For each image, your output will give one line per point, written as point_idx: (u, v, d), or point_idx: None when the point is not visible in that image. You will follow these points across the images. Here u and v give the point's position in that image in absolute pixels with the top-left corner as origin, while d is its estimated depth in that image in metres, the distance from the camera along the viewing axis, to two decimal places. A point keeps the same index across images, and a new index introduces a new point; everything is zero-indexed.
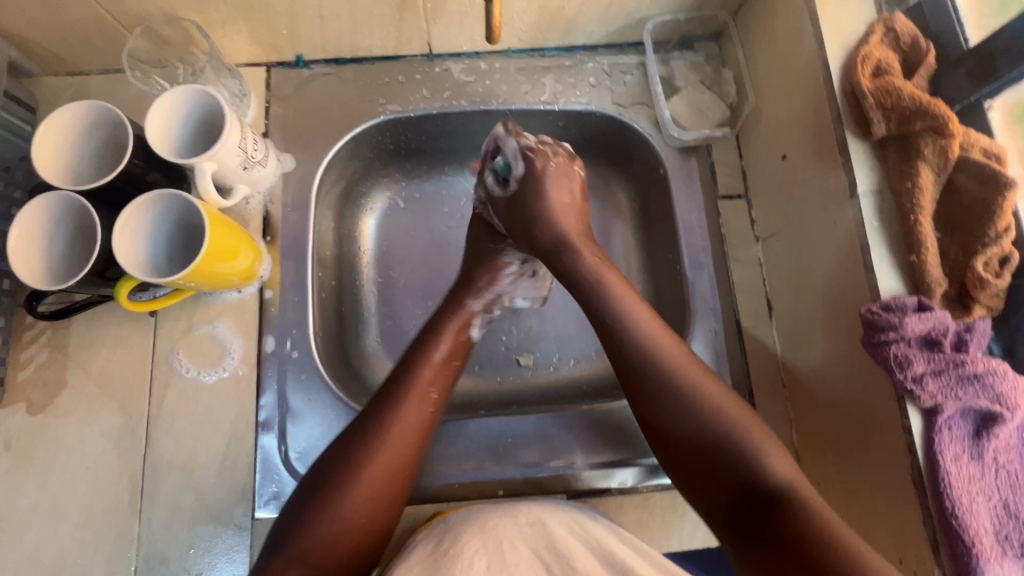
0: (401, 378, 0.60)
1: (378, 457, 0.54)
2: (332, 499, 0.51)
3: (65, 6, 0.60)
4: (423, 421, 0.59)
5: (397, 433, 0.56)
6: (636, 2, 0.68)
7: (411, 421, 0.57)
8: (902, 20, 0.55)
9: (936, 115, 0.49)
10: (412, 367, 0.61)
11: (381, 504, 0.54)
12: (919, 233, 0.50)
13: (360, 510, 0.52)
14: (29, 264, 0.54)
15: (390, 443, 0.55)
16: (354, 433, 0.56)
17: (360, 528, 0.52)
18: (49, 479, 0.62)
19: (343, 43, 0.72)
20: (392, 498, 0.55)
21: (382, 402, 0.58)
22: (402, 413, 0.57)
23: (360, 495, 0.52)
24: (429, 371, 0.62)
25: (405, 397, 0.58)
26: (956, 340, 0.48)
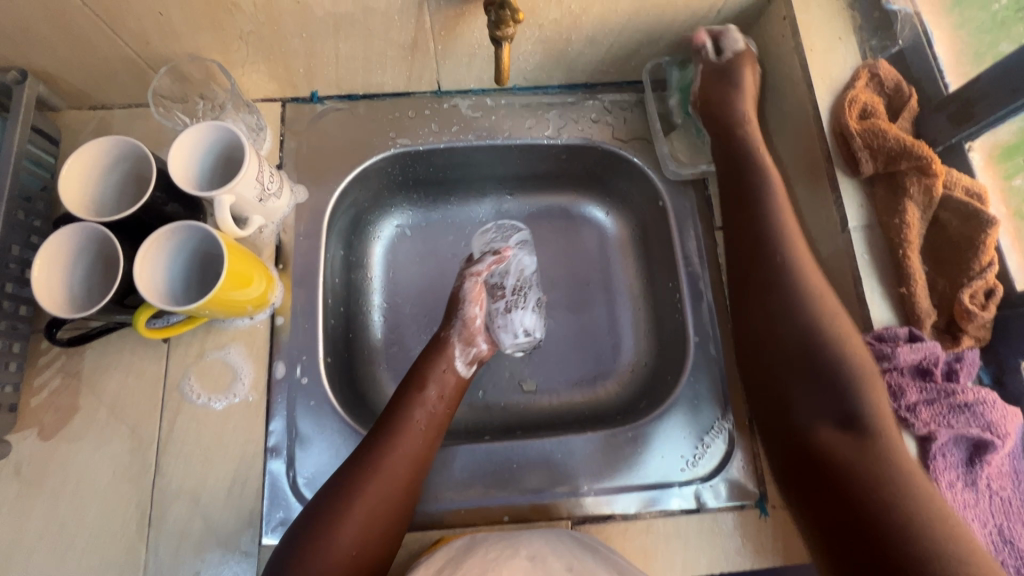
0: (396, 417, 0.63)
1: (369, 496, 0.57)
2: (324, 536, 0.55)
3: (95, 46, 0.63)
4: (412, 459, 0.61)
5: (385, 473, 0.59)
6: (635, 44, 0.72)
7: (400, 459, 0.60)
8: (886, 67, 0.59)
9: (920, 156, 0.53)
10: (405, 408, 0.64)
11: (370, 540, 0.56)
12: (907, 266, 0.53)
13: (350, 547, 0.55)
14: (53, 293, 0.55)
15: (381, 481, 0.58)
16: (348, 472, 0.59)
17: (349, 565, 0.55)
18: (58, 505, 0.62)
19: (356, 81, 0.75)
20: (381, 534, 0.57)
21: (375, 441, 0.61)
22: (394, 451, 0.60)
23: (352, 533, 0.55)
24: (420, 411, 0.64)
25: (397, 438, 0.61)
26: (947, 369, 0.51)
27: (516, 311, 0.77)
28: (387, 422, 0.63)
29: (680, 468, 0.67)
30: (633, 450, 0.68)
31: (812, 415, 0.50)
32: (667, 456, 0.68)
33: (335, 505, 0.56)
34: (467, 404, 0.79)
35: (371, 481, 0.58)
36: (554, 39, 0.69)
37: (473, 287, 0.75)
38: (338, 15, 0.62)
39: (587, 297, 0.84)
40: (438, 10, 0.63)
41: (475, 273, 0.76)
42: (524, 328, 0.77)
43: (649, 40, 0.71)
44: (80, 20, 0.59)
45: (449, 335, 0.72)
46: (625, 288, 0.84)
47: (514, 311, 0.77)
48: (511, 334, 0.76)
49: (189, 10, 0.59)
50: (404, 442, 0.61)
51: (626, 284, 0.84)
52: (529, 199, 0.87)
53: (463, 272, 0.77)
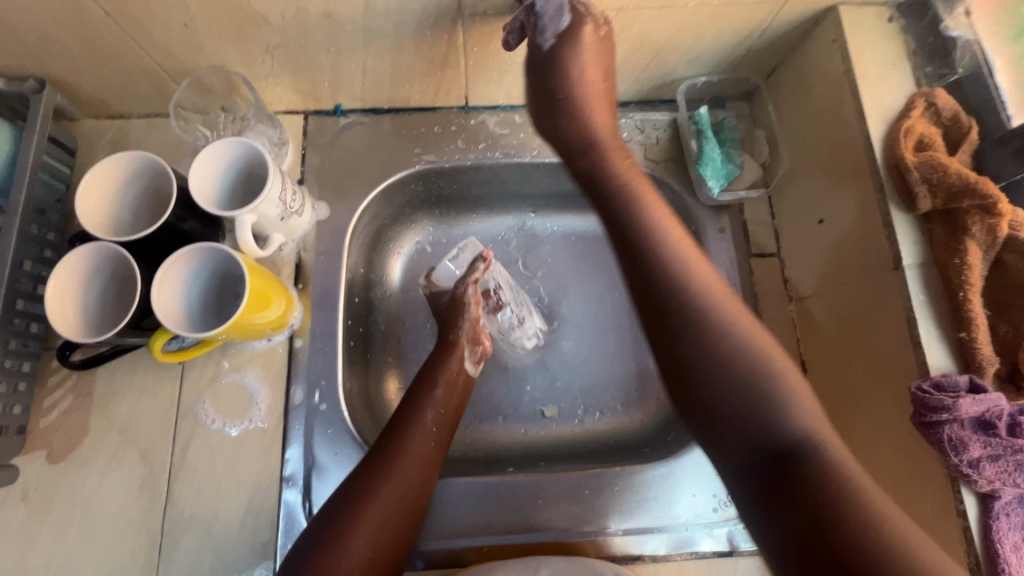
0: (406, 419, 0.60)
1: (382, 496, 0.54)
2: (339, 539, 0.51)
3: (116, 56, 0.61)
4: (425, 460, 0.59)
5: (401, 471, 0.56)
6: (672, 64, 0.69)
7: (414, 459, 0.57)
8: (944, 95, 0.57)
9: (985, 194, 0.49)
10: (416, 408, 0.62)
11: (384, 544, 0.53)
12: (969, 310, 0.50)
13: (367, 549, 0.51)
14: (68, 315, 0.53)
15: (396, 481, 0.55)
16: (360, 475, 0.55)
17: (364, 570, 0.51)
18: (65, 533, 0.60)
19: (382, 95, 0.73)
20: (394, 537, 0.54)
21: (386, 442, 0.58)
22: (405, 450, 0.57)
23: (369, 534, 0.52)
24: (431, 411, 0.62)
25: (410, 437, 0.59)
26: (1010, 422, 0.47)
27: (527, 320, 0.78)
28: (398, 422, 0.60)
29: (713, 508, 0.65)
30: (661, 488, 0.65)
31: (750, 454, 0.46)
32: (698, 494, 0.65)
33: (350, 505, 0.53)
34: (487, 429, 0.76)
35: (386, 482, 0.55)
36: None
37: (473, 295, 0.71)
38: (368, 28, 0.59)
39: (611, 321, 0.82)
40: (472, 25, 0.60)
41: (472, 281, 0.72)
42: (537, 329, 0.80)
43: (687, 60, 0.68)
44: (101, 31, 0.57)
45: (455, 336, 0.69)
46: None
47: (526, 321, 0.78)
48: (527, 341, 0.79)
49: (216, 22, 0.57)
50: (415, 443, 0.58)
51: None
52: (553, 217, 0.85)
53: (460, 282, 0.72)
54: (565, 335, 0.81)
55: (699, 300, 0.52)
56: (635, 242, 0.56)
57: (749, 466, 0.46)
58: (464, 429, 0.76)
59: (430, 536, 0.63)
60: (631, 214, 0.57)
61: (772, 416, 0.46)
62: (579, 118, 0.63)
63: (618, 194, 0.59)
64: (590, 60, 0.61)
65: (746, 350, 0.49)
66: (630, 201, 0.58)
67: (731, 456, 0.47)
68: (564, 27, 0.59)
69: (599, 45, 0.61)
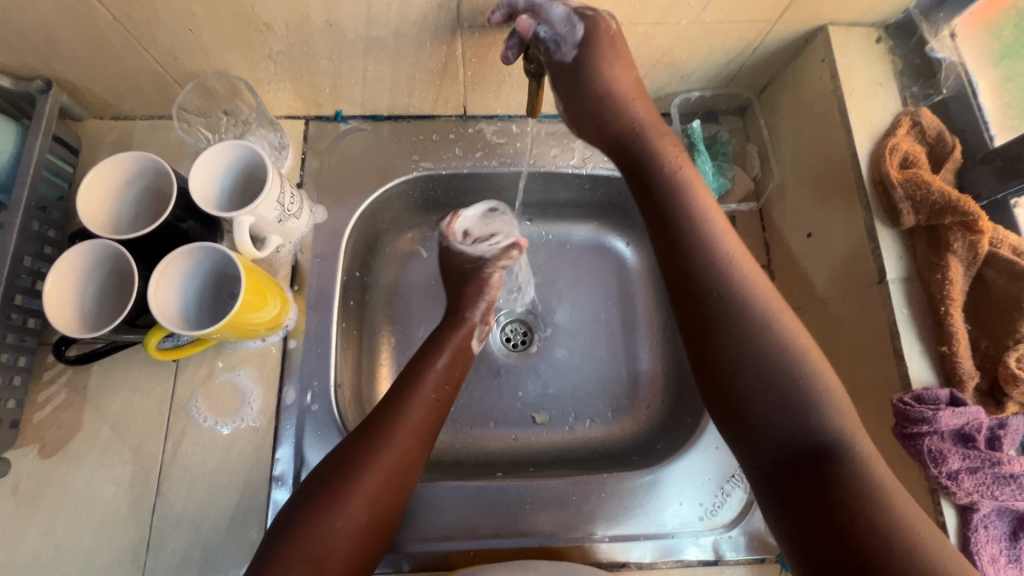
0: (408, 385, 0.61)
1: (378, 462, 0.55)
2: (335, 503, 0.52)
3: (123, 58, 0.62)
4: (426, 424, 0.60)
5: (402, 434, 0.57)
6: (667, 78, 0.70)
7: (415, 422, 0.59)
8: (929, 115, 0.58)
9: (965, 212, 0.50)
10: (419, 374, 0.63)
11: (379, 509, 0.54)
12: (950, 324, 0.51)
13: (362, 513, 0.53)
14: (65, 311, 0.54)
15: (393, 448, 0.56)
16: (356, 440, 0.56)
17: (359, 533, 0.52)
18: (54, 528, 0.60)
19: (382, 103, 0.74)
20: (389, 503, 0.55)
21: (384, 409, 0.59)
22: (402, 419, 0.58)
23: (368, 495, 0.54)
24: (434, 377, 0.63)
25: (411, 402, 0.60)
26: (989, 435, 0.49)
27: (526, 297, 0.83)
28: (401, 385, 0.62)
29: (699, 517, 0.65)
30: (648, 496, 0.66)
31: (777, 451, 0.47)
32: (684, 503, 0.66)
33: (351, 464, 0.54)
34: (478, 434, 0.77)
35: (383, 448, 0.56)
36: None
37: (498, 279, 0.75)
38: (369, 38, 0.61)
39: (604, 328, 0.82)
40: (471, 36, 0.62)
41: (501, 266, 0.75)
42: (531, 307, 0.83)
43: (681, 75, 0.69)
44: (109, 33, 0.58)
45: (468, 315, 0.71)
46: (645, 321, 0.83)
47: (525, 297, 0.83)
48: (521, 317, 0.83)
49: (222, 28, 0.58)
50: (412, 411, 0.59)
51: (645, 317, 0.83)
52: (547, 225, 0.86)
53: (490, 261, 0.75)
54: (558, 340, 0.82)
55: (742, 300, 0.51)
56: (677, 240, 0.55)
57: (775, 464, 0.47)
58: (454, 432, 0.76)
59: (416, 538, 0.63)
60: (674, 211, 0.56)
61: (802, 416, 0.47)
62: (616, 111, 0.60)
63: (664, 188, 0.57)
64: (622, 54, 0.59)
65: (783, 347, 0.49)
66: (675, 195, 0.56)
67: (758, 454, 0.48)
68: (578, 36, 0.57)
69: (619, 40, 0.59)
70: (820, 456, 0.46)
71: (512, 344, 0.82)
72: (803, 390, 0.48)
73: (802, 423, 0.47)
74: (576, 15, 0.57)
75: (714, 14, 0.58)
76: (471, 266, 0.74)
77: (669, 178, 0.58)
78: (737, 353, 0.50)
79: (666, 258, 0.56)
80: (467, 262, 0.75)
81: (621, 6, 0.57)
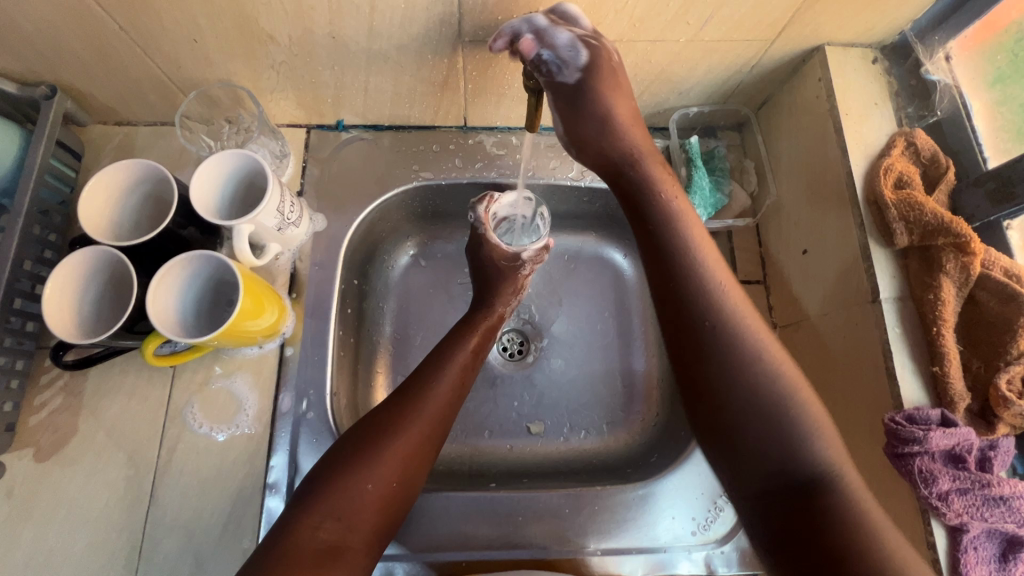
0: (439, 360, 0.63)
1: (410, 428, 0.56)
2: (367, 465, 0.53)
3: (127, 66, 0.63)
4: (454, 396, 0.62)
5: (433, 404, 0.59)
6: (665, 93, 0.70)
7: (443, 393, 0.60)
8: (923, 136, 0.59)
9: (958, 234, 0.51)
10: (451, 350, 0.65)
11: (408, 476, 0.55)
12: (942, 345, 0.51)
13: (392, 477, 0.54)
14: (64, 316, 0.54)
15: (424, 417, 0.57)
16: (388, 406, 0.58)
17: (387, 496, 0.53)
18: (46, 532, 0.60)
19: (383, 113, 0.75)
20: (417, 471, 0.56)
21: (416, 379, 0.61)
22: (432, 390, 0.60)
23: (397, 462, 0.54)
24: (466, 353, 0.65)
25: (441, 375, 0.61)
26: (981, 456, 0.49)
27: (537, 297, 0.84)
28: (433, 359, 0.63)
29: (691, 531, 0.65)
30: (641, 510, 0.66)
31: (764, 478, 0.48)
32: (677, 517, 0.66)
33: (382, 431, 0.55)
34: (473, 443, 0.77)
35: (415, 415, 0.57)
36: None
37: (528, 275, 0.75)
38: (372, 50, 0.62)
39: (600, 340, 0.83)
40: (472, 51, 0.62)
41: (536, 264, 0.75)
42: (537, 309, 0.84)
43: (680, 91, 0.70)
44: (114, 42, 0.59)
45: (495, 308, 0.72)
46: (641, 332, 0.83)
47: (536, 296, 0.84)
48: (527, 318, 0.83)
49: (225, 39, 0.59)
50: (442, 384, 0.61)
51: (641, 330, 0.83)
52: None
53: (528, 259, 0.74)
54: (555, 350, 0.82)
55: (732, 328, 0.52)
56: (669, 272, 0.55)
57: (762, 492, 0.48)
58: (449, 441, 0.76)
59: (409, 547, 0.64)
60: (667, 245, 0.56)
61: (790, 439, 0.48)
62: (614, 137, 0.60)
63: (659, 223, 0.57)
64: (618, 92, 0.60)
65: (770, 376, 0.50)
66: (670, 232, 0.56)
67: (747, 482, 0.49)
68: (581, 61, 0.57)
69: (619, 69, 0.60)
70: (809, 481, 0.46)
71: (508, 354, 0.82)
72: (793, 410, 0.48)
73: (790, 447, 0.47)
74: (581, 41, 0.55)
75: (713, 32, 0.59)
76: (506, 263, 0.73)
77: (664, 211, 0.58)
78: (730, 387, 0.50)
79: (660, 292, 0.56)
80: (501, 257, 0.74)
81: (621, 24, 0.58)
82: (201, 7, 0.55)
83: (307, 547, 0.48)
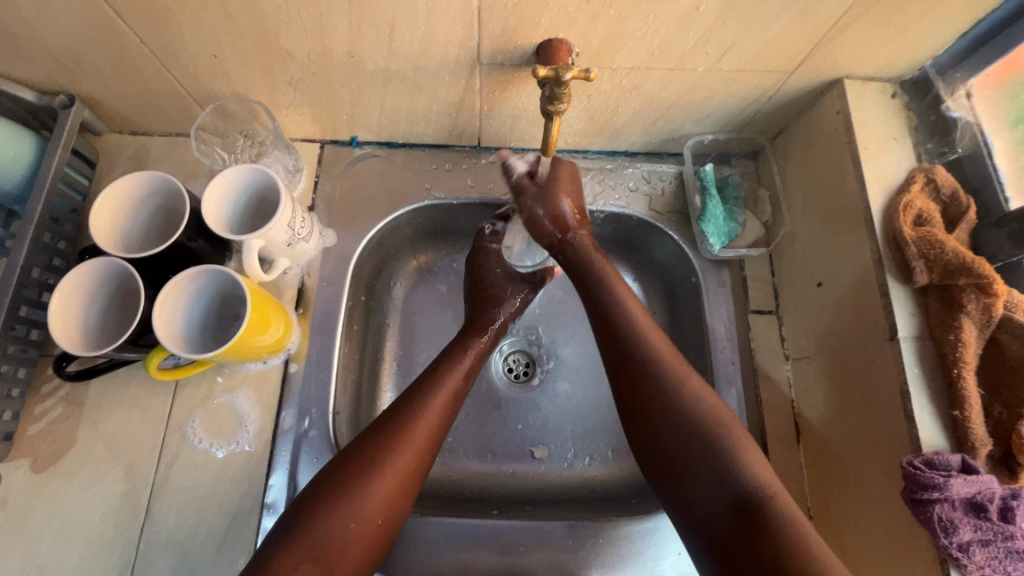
0: (425, 387, 0.61)
1: (396, 461, 0.54)
2: (349, 502, 0.50)
3: (147, 78, 0.63)
4: (440, 425, 0.59)
5: (418, 434, 0.56)
6: (681, 120, 0.70)
7: (430, 422, 0.58)
8: (943, 173, 0.58)
9: (981, 274, 0.50)
10: (440, 374, 0.63)
11: (393, 512, 0.53)
12: (962, 388, 0.50)
13: (377, 515, 0.51)
14: (68, 327, 0.53)
15: (409, 449, 0.55)
16: (374, 435, 0.55)
17: (372, 534, 0.51)
18: (37, 546, 0.59)
19: (397, 131, 0.74)
20: (402, 506, 0.54)
21: (402, 408, 0.58)
22: (419, 420, 0.57)
23: (382, 498, 0.52)
24: (456, 376, 0.64)
25: (428, 403, 0.59)
26: (1003, 506, 0.47)
27: (544, 314, 0.84)
28: (419, 385, 0.61)
29: None
30: (647, 544, 0.64)
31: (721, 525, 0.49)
32: (683, 553, 0.64)
33: (367, 463, 0.53)
34: (475, 467, 0.76)
35: (402, 447, 0.55)
36: (599, 109, 0.67)
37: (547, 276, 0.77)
38: (389, 70, 0.62)
39: None
40: (489, 73, 0.62)
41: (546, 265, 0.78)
42: (543, 330, 0.83)
43: (696, 118, 0.70)
44: (133, 54, 0.59)
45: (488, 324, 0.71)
46: None
47: (543, 314, 0.84)
48: (532, 338, 0.83)
49: (244, 55, 0.59)
50: (429, 413, 0.58)
51: None
52: None
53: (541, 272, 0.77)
54: (560, 372, 0.81)
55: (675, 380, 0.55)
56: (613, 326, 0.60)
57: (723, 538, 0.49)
58: (450, 465, 0.75)
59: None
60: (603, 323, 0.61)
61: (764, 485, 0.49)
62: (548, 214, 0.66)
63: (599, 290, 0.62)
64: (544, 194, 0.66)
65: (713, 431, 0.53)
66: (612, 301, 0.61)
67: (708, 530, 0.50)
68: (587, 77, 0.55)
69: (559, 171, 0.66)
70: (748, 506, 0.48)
71: (513, 375, 0.81)
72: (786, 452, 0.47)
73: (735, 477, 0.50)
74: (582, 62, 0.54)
75: (730, 63, 0.59)
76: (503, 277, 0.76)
77: (603, 285, 0.62)
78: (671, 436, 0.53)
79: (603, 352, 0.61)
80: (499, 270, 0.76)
81: (639, 52, 0.58)
82: (222, 23, 0.55)
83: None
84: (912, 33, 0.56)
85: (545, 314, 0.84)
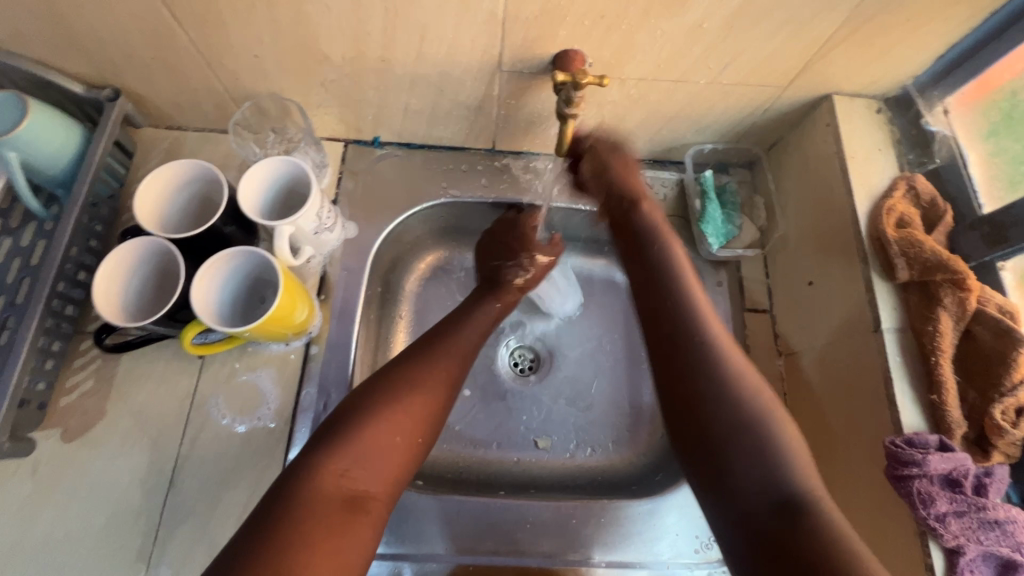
0: (454, 325, 0.66)
1: (429, 383, 0.59)
2: (390, 417, 0.54)
3: (189, 75, 0.68)
4: (469, 353, 0.65)
5: (450, 361, 0.62)
6: (684, 130, 0.75)
7: (460, 352, 0.63)
8: (923, 181, 0.64)
9: (955, 270, 0.55)
10: (470, 315, 0.69)
11: (428, 429, 0.57)
12: (939, 374, 0.55)
13: (417, 431, 0.55)
14: (111, 299, 0.58)
15: (441, 372, 0.60)
16: (408, 362, 0.60)
17: (410, 450, 0.55)
18: (67, 510, 0.62)
19: (418, 132, 0.79)
20: (434, 428, 0.58)
21: (436, 340, 0.63)
22: (453, 351, 0.63)
23: (420, 416, 0.56)
24: (485, 317, 0.70)
25: (458, 335, 0.65)
26: (976, 482, 0.52)
27: (536, 319, 0.87)
28: (449, 322, 0.67)
29: (694, 550, 0.67)
30: (646, 525, 0.67)
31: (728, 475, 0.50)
32: (681, 535, 0.67)
33: (403, 385, 0.57)
34: (481, 454, 0.79)
35: (433, 373, 0.59)
36: (608, 117, 0.73)
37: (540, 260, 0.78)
38: (415, 74, 0.67)
39: (609, 360, 0.85)
40: (508, 80, 0.67)
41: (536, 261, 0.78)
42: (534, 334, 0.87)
43: (697, 128, 0.75)
44: (181, 52, 0.64)
45: (510, 282, 0.75)
46: None
47: (535, 319, 0.87)
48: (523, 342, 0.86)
49: (283, 56, 0.64)
50: (461, 345, 0.64)
51: None
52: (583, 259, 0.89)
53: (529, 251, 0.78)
54: (564, 365, 0.85)
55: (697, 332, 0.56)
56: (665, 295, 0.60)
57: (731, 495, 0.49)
58: (457, 451, 0.78)
59: (419, 549, 0.65)
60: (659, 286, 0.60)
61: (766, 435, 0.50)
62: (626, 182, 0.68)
63: (662, 272, 0.61)
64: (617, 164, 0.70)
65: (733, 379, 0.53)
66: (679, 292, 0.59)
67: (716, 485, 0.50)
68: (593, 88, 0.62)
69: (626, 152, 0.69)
70: (795, 509, 0.46)
71: (519, 369, 0.85)
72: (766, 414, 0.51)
73: (775, 475, 0.48)
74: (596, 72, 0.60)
75: (730, 76, 0.65)
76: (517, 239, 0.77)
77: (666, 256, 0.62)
78: (734, 443, 0.50)
79: (648, 329, 0.59)
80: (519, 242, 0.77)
81: (648, 64, 0.63)
82: (267, 25, 0.60)
83: (332, 493, 0.49)
84: (896, 52, 0.61)
85: (534, 320, 0.87)
